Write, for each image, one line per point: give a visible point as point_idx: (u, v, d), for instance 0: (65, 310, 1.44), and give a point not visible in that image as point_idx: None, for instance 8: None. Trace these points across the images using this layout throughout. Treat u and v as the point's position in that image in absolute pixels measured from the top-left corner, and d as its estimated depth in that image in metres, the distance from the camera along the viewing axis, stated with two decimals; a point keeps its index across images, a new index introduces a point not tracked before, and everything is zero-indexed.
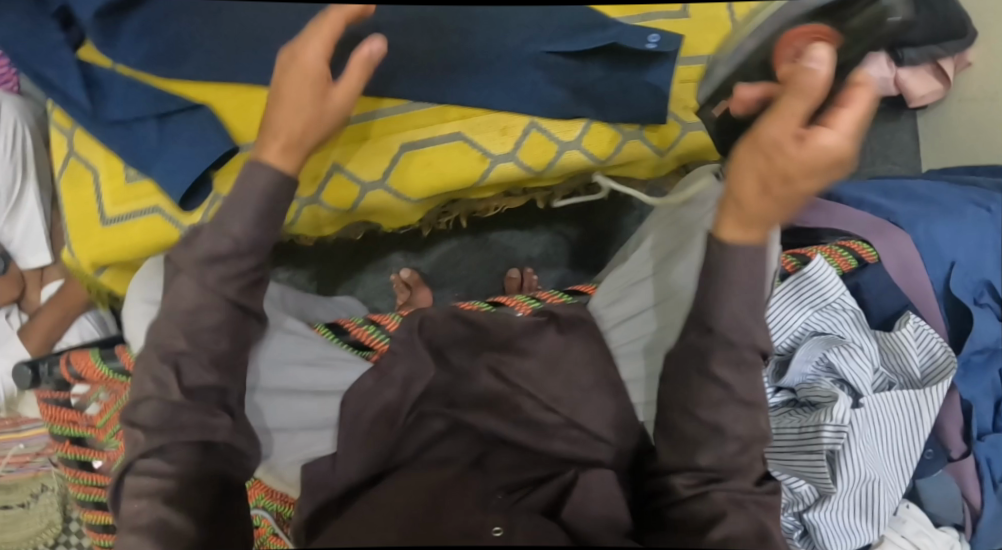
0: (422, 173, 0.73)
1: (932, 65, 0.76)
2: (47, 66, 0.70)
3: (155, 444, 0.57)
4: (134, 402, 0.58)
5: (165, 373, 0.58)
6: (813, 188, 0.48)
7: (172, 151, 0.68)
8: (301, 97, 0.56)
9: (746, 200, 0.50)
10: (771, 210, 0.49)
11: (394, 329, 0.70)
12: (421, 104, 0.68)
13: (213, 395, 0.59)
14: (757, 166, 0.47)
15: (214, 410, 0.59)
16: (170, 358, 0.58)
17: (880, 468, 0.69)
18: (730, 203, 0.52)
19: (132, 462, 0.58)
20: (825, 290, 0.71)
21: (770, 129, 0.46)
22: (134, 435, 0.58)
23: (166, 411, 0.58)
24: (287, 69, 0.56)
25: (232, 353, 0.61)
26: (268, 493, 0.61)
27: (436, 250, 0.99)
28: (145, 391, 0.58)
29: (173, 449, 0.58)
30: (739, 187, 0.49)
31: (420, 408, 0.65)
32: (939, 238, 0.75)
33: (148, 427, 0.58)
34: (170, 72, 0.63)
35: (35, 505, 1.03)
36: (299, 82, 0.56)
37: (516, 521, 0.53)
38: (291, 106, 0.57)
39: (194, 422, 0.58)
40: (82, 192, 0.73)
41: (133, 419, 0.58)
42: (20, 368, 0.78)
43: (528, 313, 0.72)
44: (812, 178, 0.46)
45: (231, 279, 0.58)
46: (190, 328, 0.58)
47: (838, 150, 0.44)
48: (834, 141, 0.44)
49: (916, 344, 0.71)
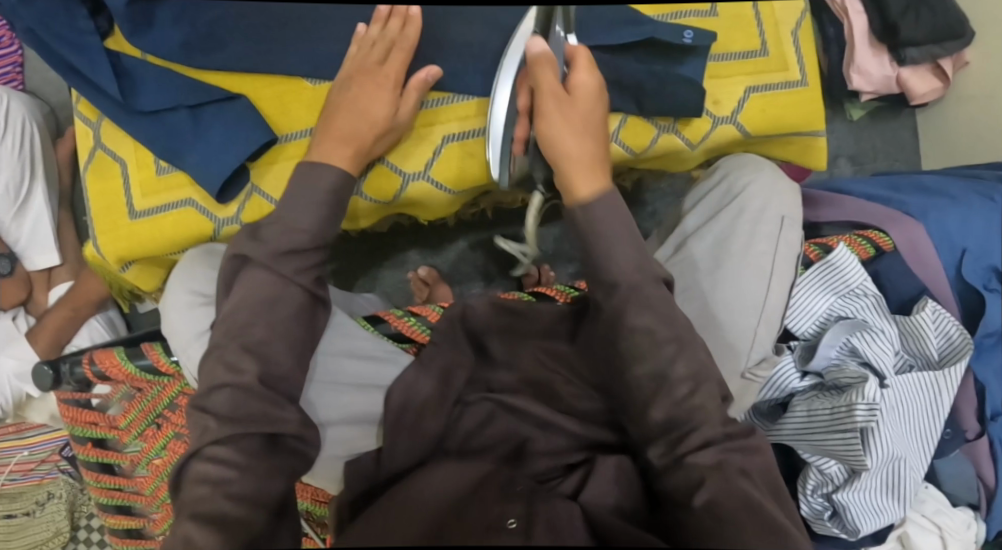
0: (464, 165, 0.72)
1: (933, 69, 0.99)
2: (75, 53, 0.69)
3: (226, 433, 0.59)
4: (207, 390, 0.60)
5: (235, 356, 0.61)
6: (598, 116, 0.68)
7: (208, 139, 0.69)
8: (374, 100, 0.66)
9: (568, 154, 0.65)
10: (587, 144, 0.66)
11: (434, 321, 0.70)
12: (461, 96, 0.71)
13: (282, 386, 0.62)
14: (560, 118, 0.65)
15: (281, 402, 0.62)
16: (248, 348, 0.61)
17: (905, 447, 0.70)
18: (564, 169, 0.66)
19: (201, 449, 0.59)
20: (848, 276, 0.72)
21: (548, 96, 0.65)
22: (206, 421, 0.60)
23: (240, 398, 0.60)
24: (345, 80, 0.68)
25: (287, 336, 0.63)
26: (316, 500, 0.76)
27: (454, 248, 1.02)
28: (218, 380, 0.60)
29: (241, 440, 0.59)
30: (558, 143, 0.66)
31: (464, 397, 0.68)
32: (951, 224, 0.78)
33: (220, 415, 0.60)
34: (206, 61, 0.70)
35: (41, 513, 1.04)
36: (364, 87, 0.67)
37: (536, 509, 0.57)
38: (359, 108, 0.66)
39: (261, 412, 0.60)
40: (109, 183, 0.72)
41: (208, 405, 0.60)
42: (40, 368, 0.73)
43: (567, 303, 0.72)
44: (591, 114, 0.67)
45: (306, 271, 0.64)
46: (265, 316, 0.62)
47: (588, 82, 0.66)
48: (584, 76, 0.66)
49: (934, 327, 0.72)
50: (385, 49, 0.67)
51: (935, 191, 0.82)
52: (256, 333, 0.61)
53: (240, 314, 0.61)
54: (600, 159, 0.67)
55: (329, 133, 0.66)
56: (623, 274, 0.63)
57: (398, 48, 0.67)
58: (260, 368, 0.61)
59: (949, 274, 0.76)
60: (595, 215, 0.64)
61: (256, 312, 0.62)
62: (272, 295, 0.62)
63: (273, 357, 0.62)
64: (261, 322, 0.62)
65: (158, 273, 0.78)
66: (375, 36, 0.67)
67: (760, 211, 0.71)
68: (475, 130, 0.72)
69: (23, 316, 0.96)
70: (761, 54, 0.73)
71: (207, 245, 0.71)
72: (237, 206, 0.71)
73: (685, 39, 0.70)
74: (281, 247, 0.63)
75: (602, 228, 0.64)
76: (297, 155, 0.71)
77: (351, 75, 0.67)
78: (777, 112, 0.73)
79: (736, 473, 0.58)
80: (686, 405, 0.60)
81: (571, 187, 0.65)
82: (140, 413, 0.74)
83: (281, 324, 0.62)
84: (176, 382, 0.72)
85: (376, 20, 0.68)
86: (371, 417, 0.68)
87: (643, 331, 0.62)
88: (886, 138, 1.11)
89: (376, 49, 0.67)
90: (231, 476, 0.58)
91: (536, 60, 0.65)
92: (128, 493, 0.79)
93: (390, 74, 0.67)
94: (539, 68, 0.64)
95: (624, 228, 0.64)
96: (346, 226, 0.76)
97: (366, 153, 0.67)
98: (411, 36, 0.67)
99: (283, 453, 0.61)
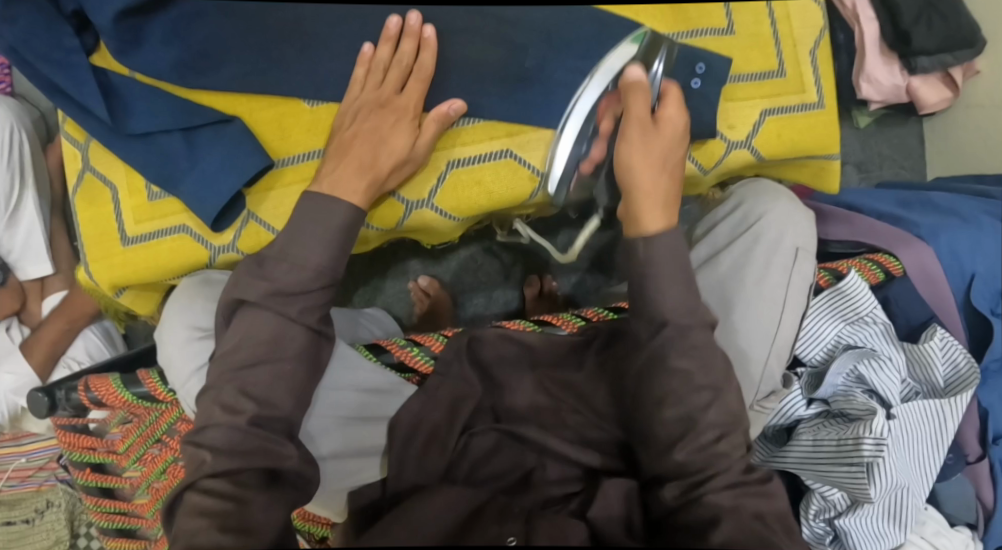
0: (470, 192, 0.72)
1: (944, 77, 0.98)
2: (63, 75, 0.67)
3: (223, 466, 0.59)
4: (201, 426, 0.61)
5: (232, 398, 0.61)
6: (678, 154, 0.68)
7: (202, 166, 0.67)
8: (390, 133, 0.67)
9: (643, 182, 0.66)
10: (663, 181, 0.67)
11: (438, 351, 0.70)
12: (468, 120, 0.70)
13: (281, 424, 0.62)
14: (644, 149, 0.66)
15: (281, 439, 0.62)
16: (244, 390, 0.61)
17: (909, 474, 0.70)
18: (636, 200, 0.66)
19: (195, 482, 0.58)
20: (858, 303, 0.72)
21: (636, 127, 0.66)
22: (201, 455, 0.59)
23: (236, 435, 0.60)
24: (362, 107, 0.68)
25: (288, 372, 0.63)
26: (311, 519, 0.76)
27: (456, 258, 1.01)
28: (213, 418, 0.60)
29: (241, 473, 0.59)
30: (635, 166, 0.66)
31: (472, 427, 0.67)
32: (961, 245, 0.74)
33: (217, 449, 0.59)
34: (198, 81, 0.68)
35: (41, 521, 1.05)
36: (380, 119, 0.67)
37: (536, 526, 0.55)
38: (376, 137, 0.67)
39: (260, 447, 0.60)
40: (101, 208, 0.70)
41: (202, 441, 0.60)
42: (36, 394, 0.74)
43: (575, 332, 0.72)
44: (673, 151, 0.67)
45: (311, 310, 0.64)
46: (267, 354, 0.62)
47: (676, 120, 0.67)
48: (671, 112, 0.67)
49: (940, 355, 0.72)
50: (402, 74, 0.66)
51: (946, 211, 0.80)
52: (255, 373, 0.62)
53: (241, 354, 0.62)
54: (672, 194, 0.68)
55: (345, 159, 0.67)
56: (672, 315, 0.63)
57: (415, 76, 0.66)
58: (257, 408, 0.61)
59: (957, 298, 0.73)
60: (657, 250, 0.64)
61: (255, 352, 0.62)
62: (276, 334, 0.62)
63: (273, 400, 0.62)
64: (261, 363, 0.62)
65: (154, 297, 0.77)
66: (387, 59, 0.66)
67: (776, 241, 0.71)
68: (485, 157, 0.71)
69: (17, 327, 1.01)
70: (778, 75, 0.73)
71: (203, 273, 0.72)
72: (233, 234, 0.70)
73: (695, 85, 0.70)
74: (287, 286, 0.63)
75: (659, 282, 0.64)
76: (299, 181, 0.70)
77: (368, 104, 0.67)
78: (793, 135, 0.74)
79: (751, 517, 0.57)
80: (709, 451, 0.61)
81: (638, 223, 0.66)
82: (139, 438, 0.74)
83: (281, 366, 0.62)
84: (173, 409, 0.72)
85: (387, 40, 0.65)
86: (374, 449, 0.69)
87: (683, 375, 0.62)
88: (895, 144, 1.09)
89: (392, 75, 0.66)
90: (229, 508, 0.56)
91: (630, 93, 0.66)
92: (130, 517, 0.82)
93: (406, 104, 0.67)
94: (633, 96, 0.66)
95: (681, 276, 0.64)
96: (356, 250, 0.77)
97: (379, 184, 0.68)
98: (427, 65, 0.66)
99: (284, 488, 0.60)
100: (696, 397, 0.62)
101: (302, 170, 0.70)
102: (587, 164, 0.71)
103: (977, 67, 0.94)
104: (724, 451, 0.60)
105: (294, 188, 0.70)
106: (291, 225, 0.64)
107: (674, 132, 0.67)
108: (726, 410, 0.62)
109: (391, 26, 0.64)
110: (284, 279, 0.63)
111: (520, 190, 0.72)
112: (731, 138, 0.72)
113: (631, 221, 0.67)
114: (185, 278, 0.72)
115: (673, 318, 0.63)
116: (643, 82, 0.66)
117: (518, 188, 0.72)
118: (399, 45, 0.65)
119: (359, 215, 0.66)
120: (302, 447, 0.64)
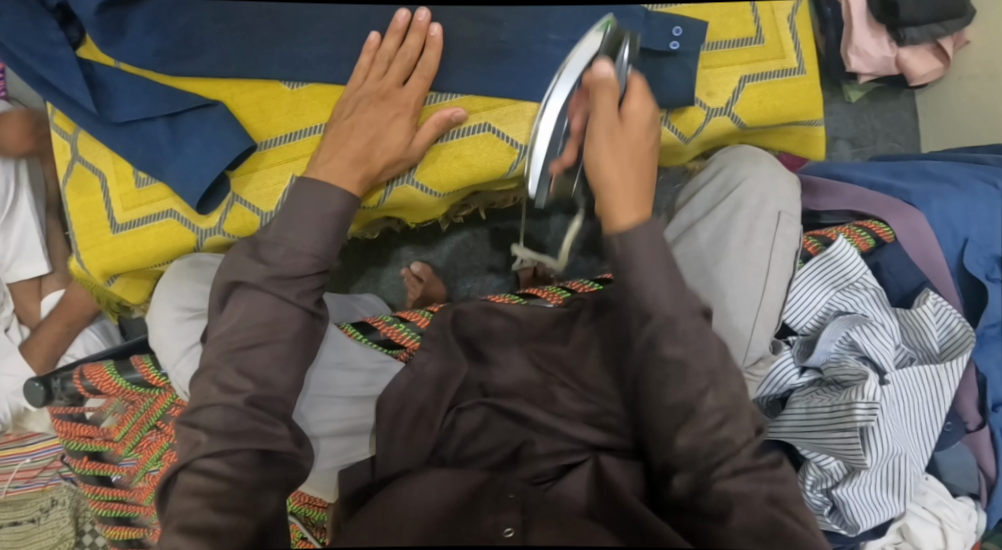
0: (451, 166, 0.72)
1: (933, 48, 0.96)
2: (48, 66, 0.68)
3: (217, 448, 0.59)
4: (196, 407, 0.61)
5: (232, 378, 0.61)
6: (649, 148, 0.66)
7: (188, 149, 0.68)
8: (385, 127, 0.67)
9: (613, 175, 0.63)
10: (632, 173, 0.64)
11: (423, 327, 0.71)
12: (448, 95, 0.70)
13: (279, 406, 0.62)
14: (611, 143, 0.64)
15: (275, 420, 0.62)
16: (243, 371, 0.61)
17: (905, 442, 0.69)
18: (607, 196, 0.64)
19: (190, 462, 0.59)
20: (847, 269, 0.72)
21: (602, 121, 0.64)
22: (196, 437, 0.60)
23: (231, 415, 0.60)
24: (362, 98, 0.68)
25: (285, 354, 0.63)
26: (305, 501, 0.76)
27: (449, 243, 1.03)
28: (210, 398, 0.60)
29: (235, 454, 0.59)
30: (607, 171, 0.64)
31: (460, 404, 0.68)
32: (952, 211, 0.77)
33: (212, 430, 0.60)
34: (182, 68, 0.69)
35: (45, 520, 1.07)
36: (380, 112, 0.67)
37: (533, 512, 0.55)
38: (374, 131, 0.67)
39: (254, 429, 0.60)
40: (89, 196, 0.72)
41: (198, 422, 0.60)
42: (31, 385, 0.76)
43: (560, 304, 0.74)
44: (644, 145, 0.66)
45: (310, 293, 0.65)
46: (263, 337, 0.62)
47: (643, 115, 0.65)
48: (638, 105, 0.65)
49: (935, 320, 0.71)
50: (405, 68, 0.67)
51: (938, 177, 0.82)
52: (252, 354, 0.62)
53: (238, 336, 0.62)
54: (644, 187, 0.65)
55: (339, 151, 0.67)
56: (656, 304, 0.61)
57: (418, 73, 0.68)
58: (256, 388, 0.61)
59: (950, 264, 0.76)
60: (633, 241, 0.61)
61: (253, 334, 0.62)
62: (274, 315, 0.63)
63: (271, 379, 0.62)
64: (259, 344, 0.62)
65: (146, 285, 0.78)
66: (393, 51, 0.67)
67: (759, 207, 0.70)
68: (463, 128, 0.71)
69: (16, 327, 1.03)
70: (756, 42, 0.73)
71: (192, 256, 0.72)
72: (218, 216, 0.70)
73: (673, 48, 0.70)
74: (286, 270, 0.63)
75: (640, 259, 0.61)
76: (279, 162, 0.70)
77: (368, 95, 0.68)
78: (775, 101, 0.73)
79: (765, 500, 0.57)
80: (713, 437, 0.59)
81: (611, 213, 0.63)
82: (134, 425, 0.76)
83: (278, 347, 0.63)
84: (167, 394, 0.74)
85: (393, 33, 0.67)
86: (364, 426, 0.71)
87: None
88: (887, 119, 1.09)
89: (395, 67, 0.67)
90: (222, 487, 0.58)
91: (599, 85, 0.64)
92: (128, 505, 0.83)
93: (407, 99, 0.68)
94: (601, 92, 0.63)
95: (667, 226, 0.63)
96: (351, 229, 0.79)
97: (373, 178, 0.68)
98: (431, 62, 0.67)
99: (278, 469, 0.61)
100: (692, 382, 0.60)
101: (285, 152, 0.70)
102: (557, 164, 0.69)
103: (966, 37, 0.93)
104: (734, 431, 0.59)
105: (279, 166, 0.70)
106: (286, 207, 0.65)
107: (643, 125, 0.65)
108: (728, 392, 0.60)
109: (398, 20, 0.66)
110: (281, 264, 0.63)
111: (498, 164, 0.72)
112: (711, 104, 0.72)
113: (605, 215, 0.64)
114: (172, 263, 0.72)
115: (658, 308, 0.61)
116: (610, 79, 0.63)
117: (496, 162, 0.72)
118: (405, 39, 0.67)
119: (352, 202, 0.67)
120: (296, 428, 0.64)
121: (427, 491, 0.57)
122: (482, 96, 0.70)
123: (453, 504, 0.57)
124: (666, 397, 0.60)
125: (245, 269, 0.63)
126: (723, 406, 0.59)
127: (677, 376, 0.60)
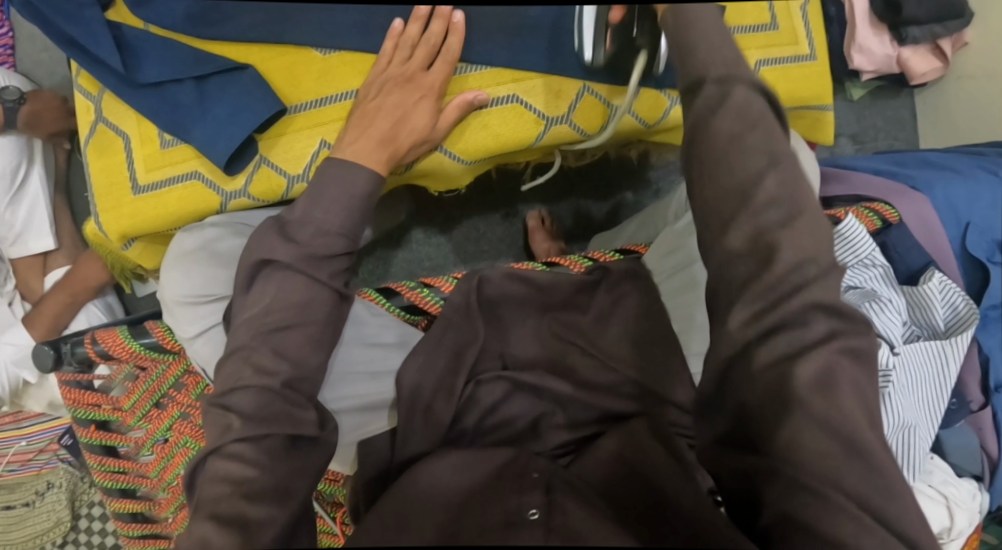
0: (478, 136, 0.73)
1: (934, 49, 1.00)
2: (79, 28, 0.69)
3: (251, 432, 0.57)
4: (228, 389, 0.59)
5: (265, 360, 0.60)
6: None
7: (216, 110, 0.68)
8: (413, 110, 0.69)
9: None
10: None
11: (448, 292, 0.72)
12: (476, 67, 0.71)
13: (308, 385, 0.62)
14: None
15: (303, 403, 0.61)
16: (277, 351, 0.61)
17: (915, 416, 0.71)
18: None
19: (219, 447, 0.56)
20: (857, 246, 0.74)
21: None
22: (228, 420, 0.58)
23: (265, 398, 0.58)
24: (386, 82, 0.69)
25: (314, 333, 0.63)
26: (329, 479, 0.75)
27: (460, 228, 1.04)
28: (243, 380, 0.59)
29: (265, 439, 0.57)
30: None
31: (478, 376, 0.68)
32: (956, 197, 0.81)
33: (244, 414, 0.58)
34: (211, 33, 0.70)
35: (41, 503, 1.05)
36: (405, 94, 0.69)
37: (559, 500, 0.53)
38: (399, 113, 0.68)
39: (284, 413, 0.59)
40: (111, 158, 0.71)
41: (230, 404, 0.58)
42: (41, 348, 0.74)
43: (583, 271, 0.74)
44: None
45: (339, 275, 0.66)
46: (295, 315, 0.62)
47: None
48: None
49: (940, 298, 0.73)
50: (429, 53, 0.69)
51: (939, 165, 0.86)
52: (284, 337, 0.61)
53: (269, 318, 0.61)
54: None
55: (364, 132, 0.68)
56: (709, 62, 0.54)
57: (441, 57, 0.69)
58: (290, 370, 0.61)
59: (954, 248, 0.80)
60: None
61: (285, 316, 0.61)
62: (306, 297, 0.62)
63: (303, 359, 0.62)
64: (291, 326, 0.61)
65: (161, 250, 0.78)
66: (416, 36, 0.68)
67: None
68: (490, 102, 0.72)
69: (19, 302, 1.03)
70: (772, 28, 0.75)
71: (201, 239, 0.70)
72: (245, 178, 0.71)
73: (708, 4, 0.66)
74: (317, 250, 0.64)
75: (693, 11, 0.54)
76: (308, 127, 0.71)
77: (393, 78, 0.69)
78: (788, 84, 0.76)
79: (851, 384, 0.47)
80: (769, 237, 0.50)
81: None
82: (145, 394, 0.75)
83: (310, 329, 0.62)
84: (181, 360, 0.75)
85: (416, 19, 0.68)
86: (383, 402, 0.70)
87: None
88: (888, 116, 1.13)
89: (419, 53, 0.69)
90: (253, 474, 0.55)
91: None
92: (132, 476, 0.82)
93: (431, 83, 0.69)
94: None
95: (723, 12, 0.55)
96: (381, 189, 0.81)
97: (398, 159, 0.70)
98: (454, 47, 0.69)
99: (306, 452, 0.59)
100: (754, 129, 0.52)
101: (315, 117, 0.71)
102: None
103: (965, 38, 0.97)
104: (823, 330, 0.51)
105: (307, 131, 0.71)
106: (318, 185, 0.66)
107: None
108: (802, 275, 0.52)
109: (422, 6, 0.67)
110: (312, 243, 0.64)
111: (525, 134, 0.73)
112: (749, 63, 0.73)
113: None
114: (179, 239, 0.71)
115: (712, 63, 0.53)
116: None
117: (522, 133, 0.73)
118: (428, 24, 0.68)
119: (378, 181, 0.68)
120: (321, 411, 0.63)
121: (444, 480, 0.56)
122: (508, 70, 0.71)
123: (475, 487, 0.56)
124: (726, 152, 0.52)
125: (276, 248, 0.63)
126: (782, 179, 0.51)
127: (734, 153, 0.52)
